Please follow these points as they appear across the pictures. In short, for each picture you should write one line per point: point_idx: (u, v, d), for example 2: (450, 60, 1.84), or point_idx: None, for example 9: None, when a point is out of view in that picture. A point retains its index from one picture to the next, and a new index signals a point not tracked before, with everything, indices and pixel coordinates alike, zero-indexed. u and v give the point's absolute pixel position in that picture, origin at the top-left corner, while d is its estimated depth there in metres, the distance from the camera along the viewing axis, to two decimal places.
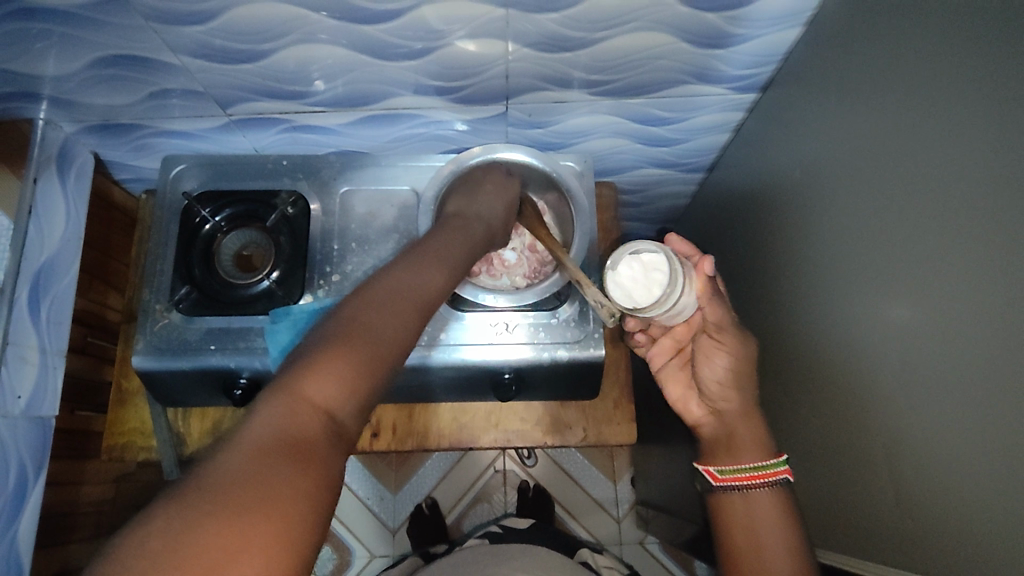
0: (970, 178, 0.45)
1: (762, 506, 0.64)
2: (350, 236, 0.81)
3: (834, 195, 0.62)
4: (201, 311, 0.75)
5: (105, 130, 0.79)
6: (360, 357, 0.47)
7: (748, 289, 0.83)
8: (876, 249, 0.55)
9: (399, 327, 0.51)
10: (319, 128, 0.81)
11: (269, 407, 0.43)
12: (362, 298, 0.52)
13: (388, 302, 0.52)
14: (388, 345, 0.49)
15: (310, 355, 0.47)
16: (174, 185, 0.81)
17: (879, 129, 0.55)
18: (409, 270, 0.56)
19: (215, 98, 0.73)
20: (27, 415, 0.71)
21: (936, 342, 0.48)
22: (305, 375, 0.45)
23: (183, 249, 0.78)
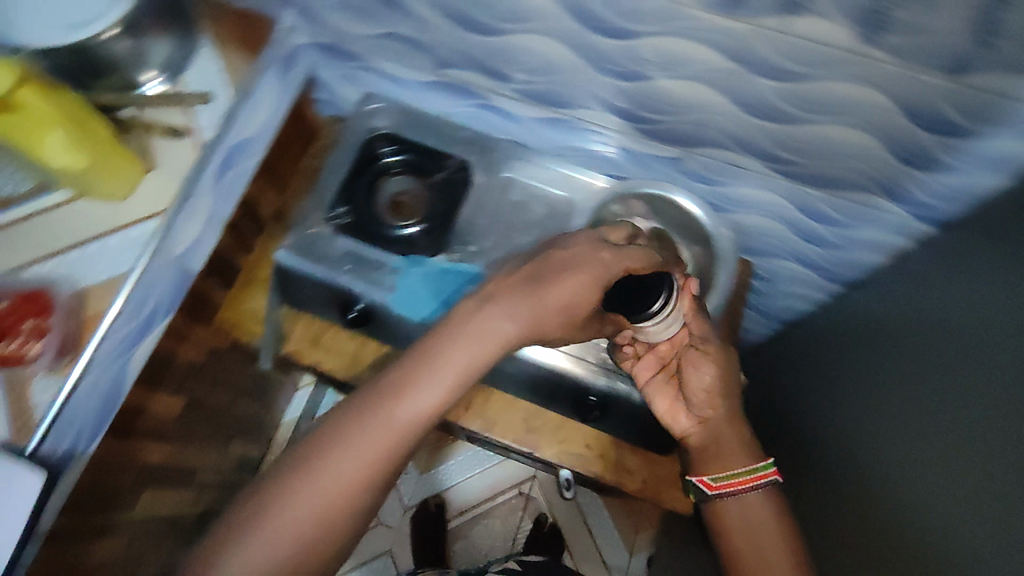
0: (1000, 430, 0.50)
1: (758, 510, 0.65)
2: (499, 217, 0.85)
3: (943, 338, 0.62)
4: (348, 234, 0.82)
5: (330, 51, 0.87)
6: (444, 386, 0.55)
7: (846, 402, 0.81)
8: (960, 386, 0.57)
9: (387, 443, 0.54)
10: (506, 113, 0.86)
11: (353, 424, 0.54)
12: (344, 430, 0.53)
13: (391, 427, 0.54)
14: (364, 468, 0.53)
15: (408, 370, 0.55)
16: (362, 119, 0.87)
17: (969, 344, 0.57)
18: (417, 398, 0.54)
19: (431, 53, 0.79)
20: (178, 263, 0.77)
21: (994, 474, 0.51)
22: (391, 402, 0.54)
23: (353, 174, 0.85)
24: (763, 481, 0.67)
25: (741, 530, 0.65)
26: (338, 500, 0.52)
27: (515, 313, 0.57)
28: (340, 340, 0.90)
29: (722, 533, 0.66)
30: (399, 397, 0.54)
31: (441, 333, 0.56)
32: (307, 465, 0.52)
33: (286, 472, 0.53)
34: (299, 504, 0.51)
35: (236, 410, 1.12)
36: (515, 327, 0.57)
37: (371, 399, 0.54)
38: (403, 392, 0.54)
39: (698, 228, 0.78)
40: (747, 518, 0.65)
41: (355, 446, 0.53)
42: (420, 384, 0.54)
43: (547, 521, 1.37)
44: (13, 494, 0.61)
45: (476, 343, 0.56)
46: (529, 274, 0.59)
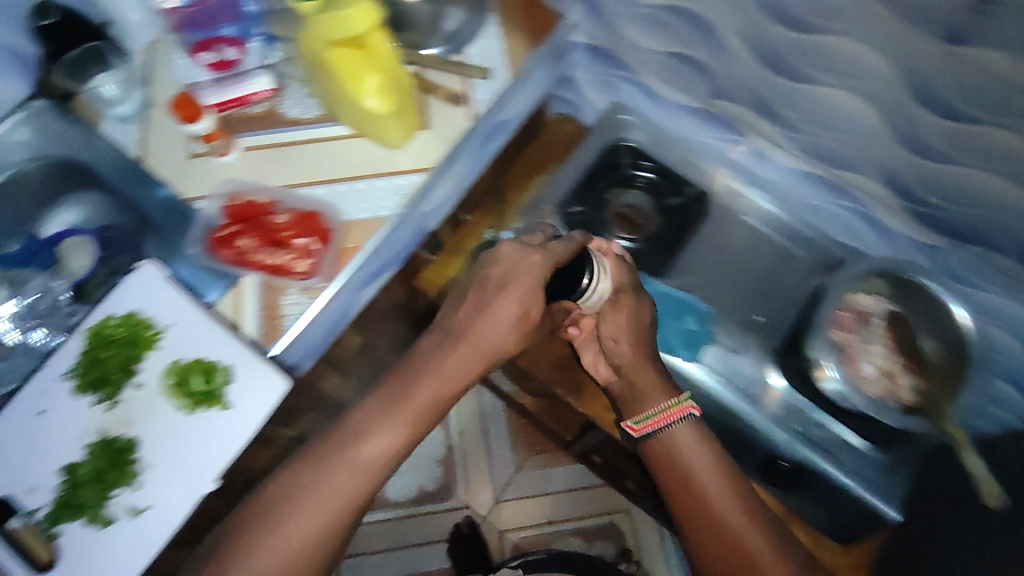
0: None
1: (692, 445, 0.64)
2: (726, 259, 0.82)
3: None
4: (571, 231, 0.83)
5: (600, 55, 0.87)
6: (395, 408, 0.60)
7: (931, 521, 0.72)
8: None
9: (335, 498, 0.57)
10: (760, 156, 0.81)
11: (315, 463, 0.58)
12: (298, 487, 0.57)
13: (335, 484, 0.57)
14: (314, 524, 0.56)
15: (359, 428, 0.59)
16: (613, 126, 0.87)
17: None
18: (350, 466, 0.58)
19: (712, 83, 0.77)
20: (423, 219, 0.79)
21: None
22: (342, 436, 0.59)
23: (592, 176, 0.85)
24: (678, 417, 0.66)
25: (668, 463, 0.64)
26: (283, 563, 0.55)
27: (489, 343, 0.63)
28: None
29: (660, 473, 0.64)
30: (355, 444, 0.59)
31: (384, 386, 0.62)
32: (258, 528, 0.56)
33: (251, 524, 0.56)
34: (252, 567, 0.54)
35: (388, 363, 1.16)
36: (487, 357, 0.63)
37: (314, 466, 0.58)
38: (357, 442, 0.59)
39: (955, 331, 0.68)
40: (683, 460, 0.63)
41: (319, 483, 0.57)
42: (371, 435, 0.59)
43: (633, 558, 1.34)
44: (253, 388, 0.64)
45: (437, 383, 0.61)
46: (463, 315, 0.64)
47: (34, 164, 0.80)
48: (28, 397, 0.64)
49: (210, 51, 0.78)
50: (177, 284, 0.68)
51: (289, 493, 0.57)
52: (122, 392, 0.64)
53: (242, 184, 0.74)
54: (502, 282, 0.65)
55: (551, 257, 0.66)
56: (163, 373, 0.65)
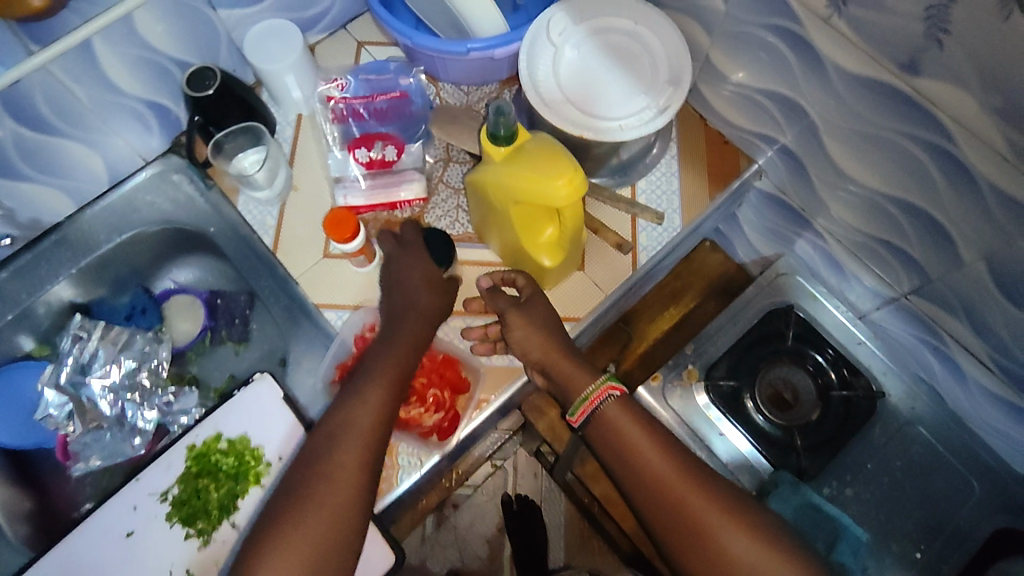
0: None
1: (622, 416, 0.58)
2: (887, 469, 0.73)
3: None
4: (716, 400, 0.76)
5: (782, 208, 0.76)
6: (392, 375, 0.57)
7: None
8: None
9: (370, 445, 0.54)
10: (956, 368, 0.69)
11: (319, 441, 0.54)
12: (324, 449, 0.54)
13: (359, 432, 0.54)
14: (352, 471, 0.53)
15: (344, 399, 0.56)
16: (776, 285, 0.79)
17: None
18: (370, 407, 0.55)
19: (924, 284, 0.66)
20: None
21: None
22: (339, 413, 0.55)
23: (748, 343, 0.77)
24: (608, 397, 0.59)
25: (618, 447, 0.58)
26: (341, 518, 0.51)
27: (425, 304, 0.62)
28: None
29: (619, 470, 0.58)
30: (348, 403, 0.56)
31: (363, 366, 0.58)
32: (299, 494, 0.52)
33: (268, 522, 0.52)
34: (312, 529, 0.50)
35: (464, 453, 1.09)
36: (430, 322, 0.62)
37: (333, 429, 0.54)
38: (349, 404, 0.55)
39: None
40: (639, 458, 0.57)
41: (325, 452, 0.54)
42: (360, 392, 0.56)
43: None
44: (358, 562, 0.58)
45: (404, 348, 0.59)
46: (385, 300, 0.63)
47: (156, 228, 0.74)
48: (117, 512, 0.59)
49: (369, 147, 0.72)
50: (292, 409, 0.62)
51: (302, 479, 0.53)
52: (217, 530, 0.58)
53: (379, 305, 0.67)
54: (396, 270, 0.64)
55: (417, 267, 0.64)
56: None
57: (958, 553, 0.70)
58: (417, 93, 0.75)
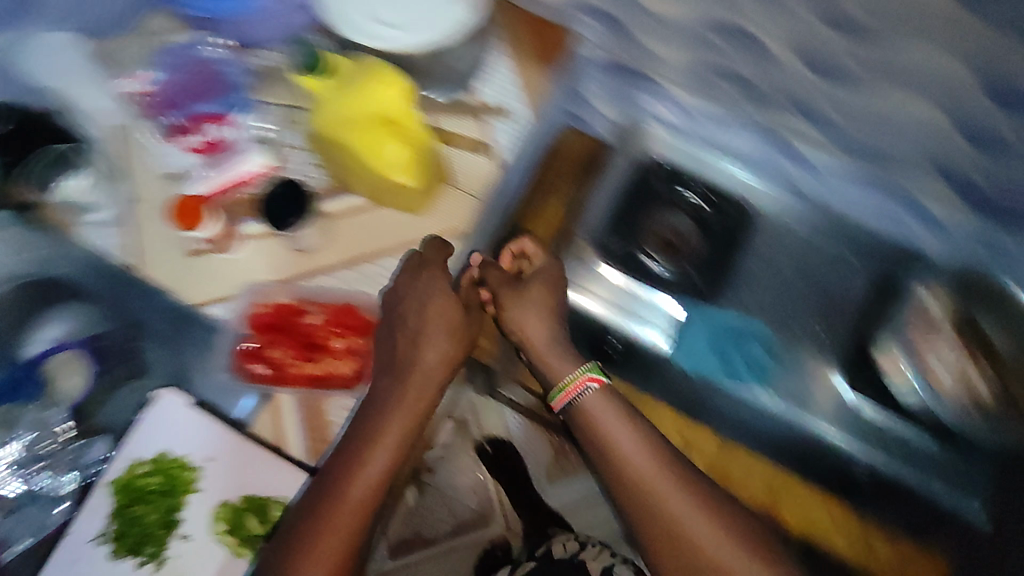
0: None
1: (604, 408, 0.62)
2: (776, 269, 0.79)
3: None
4: (608, 262, 0.79)
5: (616, 71, 0.77)
6: (387, 443, 0.56)
7: None
8: None
9: (359, 519, 0.52)
10: (807, 164, 0.74)
11: (307, 517, 0.52)
12: (356, 457, 0.55)
13: (371, 467, 0.55)
14: (370, 491, 0.54)
15: (340, 462, 0.55)
16: (635, 143, 0.81)
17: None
18: (394, 427, 0.56)
19: (754, 93, 0.71)
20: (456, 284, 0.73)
21: None
22: (337, 483, 0.54)
23: (621, 205, 0.80)
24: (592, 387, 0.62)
25: (597, 443, 0.61)
26: (352, 532, 0.52)
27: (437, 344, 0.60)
28: None
29: (598, 460, 0.61)
30: (350, 470, 0.54)
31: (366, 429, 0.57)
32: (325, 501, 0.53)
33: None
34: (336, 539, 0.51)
35: None
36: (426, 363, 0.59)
37: (326, 497, 0.53)
38: (347, 472, 0.54)
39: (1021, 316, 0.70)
40: (616, 451, 0.60)
41: (308, 528, 0.52)
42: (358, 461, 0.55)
43: None
44: None
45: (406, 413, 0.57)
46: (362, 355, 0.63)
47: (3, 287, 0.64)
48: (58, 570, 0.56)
49: (194, 134, 0.69)
50: (205, 411, 0.60)
51: (280, 561, 0.51)
52: (169, 547, 0.57)
53: (256, 285, 0.66)
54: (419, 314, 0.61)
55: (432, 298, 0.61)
56: (212, 520, 0.58)
57: (853, 318, 0.77)
58: (227, 65, 0.70)
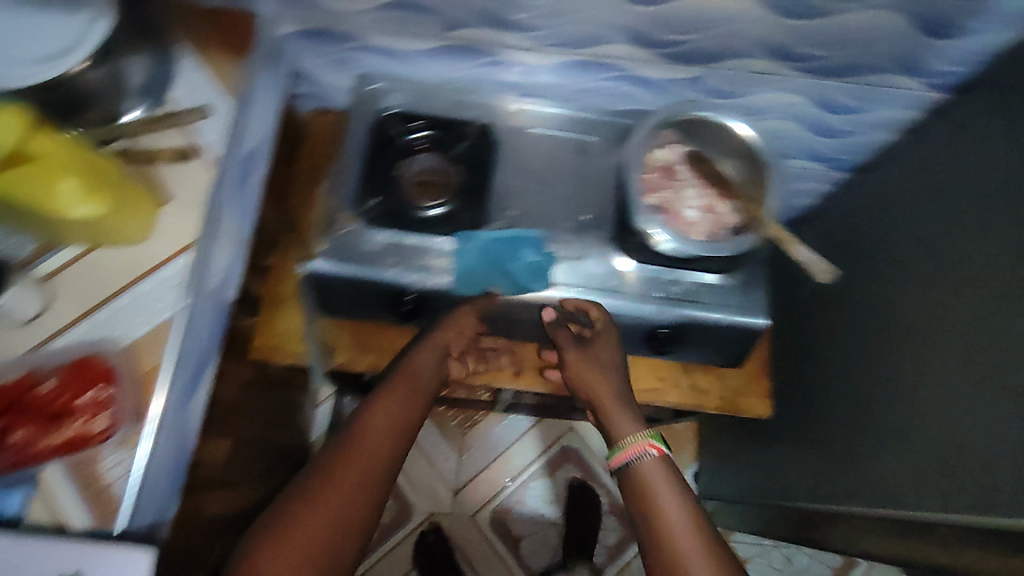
0: (993, 268, 0.59)
1: (660, 476, 0.69)
2: (532, 176, 0.81)
3: (947, 372, 0.62)
4: (382, 224, 0.76)
5: (315, 37, 0.78)
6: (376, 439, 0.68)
7: (883, 393, 0.73)
8: (937, 408, 0.63)
9: (336, 509, 0.62)
10: (522, 67, 0.81)
11: (280, 523, 0.60)
12: (308, 491, 0.62)
13: (325, 497, 0.62)
14: (374, 466, 0.66)
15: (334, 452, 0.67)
16: (367, 101, 0.80)
17: (918, 243, 0.71)
18: (383, 420, 0.69)
19: (438, 18, 0.72)
20: (216, 296, 0.70)
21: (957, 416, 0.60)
22: (336, 463, 0.65)
23: (371, 163, 0.78)
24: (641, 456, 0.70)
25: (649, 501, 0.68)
26: (340, 519, 0.62)
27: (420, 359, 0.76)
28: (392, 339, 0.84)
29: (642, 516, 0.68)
30: (342, 452, 0.66)
31: (360, 424, 0.69)
32: (333, 462, 0.65)
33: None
34: (327, 504, 0.62)
35: (273, 441, 1.07)
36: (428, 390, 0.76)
37: (318, 478, 0.64)
38: (342, 453, 0.66)
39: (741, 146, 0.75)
40: (662, 513, 0.66)
41: (287, 524, 0.60)
42: (351, 445, 0.67)
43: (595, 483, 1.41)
44: None
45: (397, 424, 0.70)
46: (336, 447, 0.67)
47: None
48: None
49: None
50: None
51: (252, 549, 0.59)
52: None
53: None
54: (361, 412, 0.71)
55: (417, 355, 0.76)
56: None
57: (610, 194, 0.81)
58: None
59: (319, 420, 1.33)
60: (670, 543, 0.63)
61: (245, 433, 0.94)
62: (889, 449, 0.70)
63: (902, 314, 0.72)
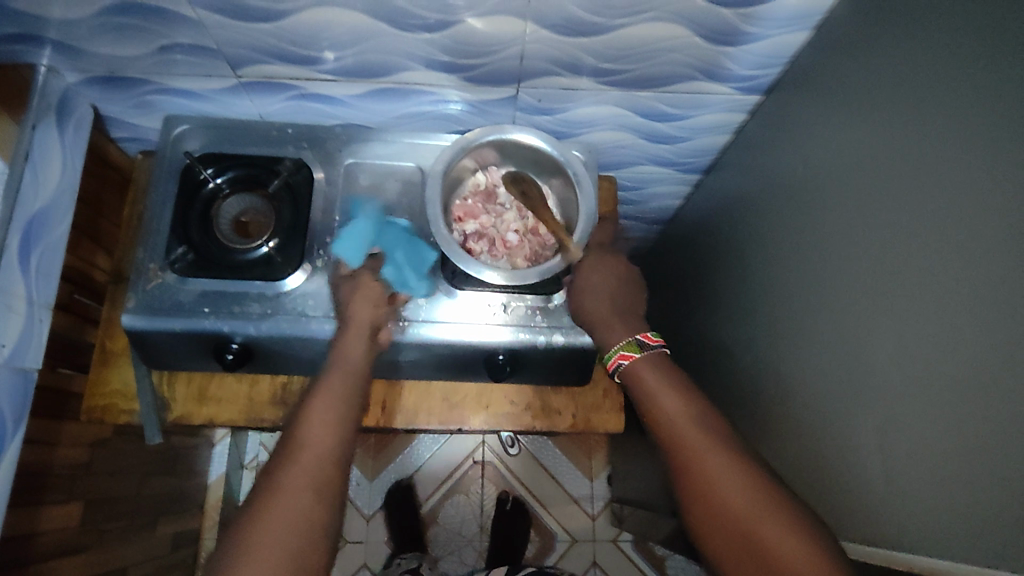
0: (894, 199, 0.55)
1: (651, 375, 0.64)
2: (353, 208, 0.80)
3: (861, 318, 0.59)
4: (195, 273, 0.74)
5: (108, 83, 0.76)
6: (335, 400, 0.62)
7: (799, 360, 0.69)
8: (857, 357, 0.59)
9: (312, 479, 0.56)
10: (329, 98, 0.79)
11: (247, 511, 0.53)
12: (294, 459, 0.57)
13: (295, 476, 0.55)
14: (327, 449, 0.58)
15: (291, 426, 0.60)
16: (175, 145, 0.79)
17: (807, 204, 0.69)
18: (324, 410, 0.61)
19: (225, 58, 0.71)
20: (10, 366, 0.68)
21: (882, 356, 0.55)
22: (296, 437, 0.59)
23: (180, 210, 0.76)
24: (628, 364, 0.65)
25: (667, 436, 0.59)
26: (338, 446, 0.59)
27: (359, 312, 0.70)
28: (229, 387, 0.82)
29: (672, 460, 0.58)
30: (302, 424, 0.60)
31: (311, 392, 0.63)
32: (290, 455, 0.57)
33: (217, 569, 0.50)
34: (294, 498, 0.54)
35: (149, 491, 1.04)
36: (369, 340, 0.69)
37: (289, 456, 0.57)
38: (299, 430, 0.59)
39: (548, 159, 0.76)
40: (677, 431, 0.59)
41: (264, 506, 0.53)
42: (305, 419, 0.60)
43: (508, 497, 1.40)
44: None
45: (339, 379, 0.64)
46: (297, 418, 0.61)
47: None
48: None
49: None
50: None
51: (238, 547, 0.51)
52: None
53: None
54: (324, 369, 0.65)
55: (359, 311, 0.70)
56: None
57: None
58: None
59: (216, 460, 1.29)
60: (712, 482, 0.55)
61: (104, 490, 0.90)
62: (814, 413, 0.65)
63: (806, 274, 0.69)
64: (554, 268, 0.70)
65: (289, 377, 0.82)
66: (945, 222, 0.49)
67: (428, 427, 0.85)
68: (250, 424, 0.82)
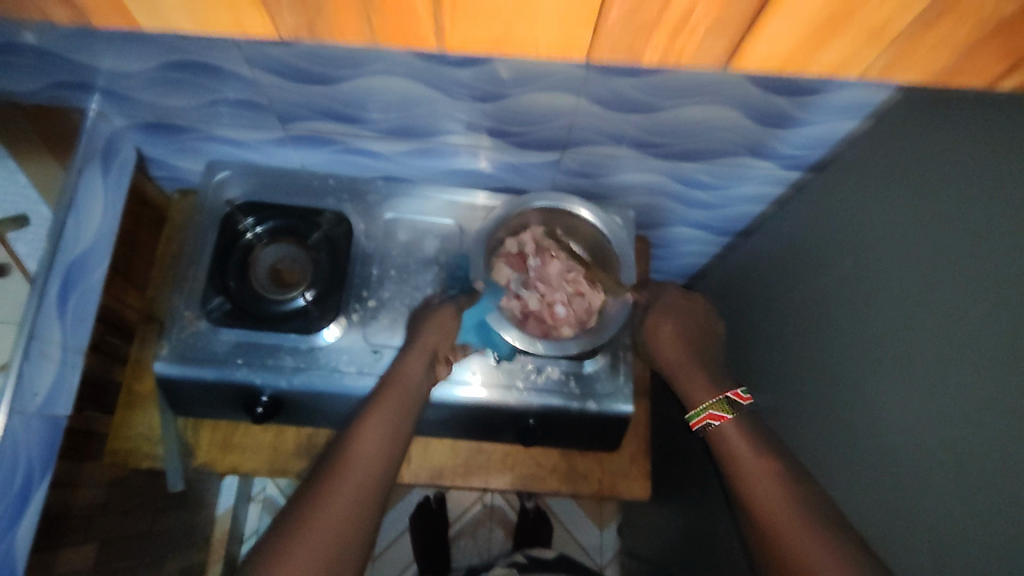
0: (916, 289, 0.55)
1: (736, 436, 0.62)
2: (390, 263, 0.79)
3: (878, 408, 0.58)
4: (231, 323, 0.74)
5: (154, 129, 0.76)
6: (393, 412, 0.61)
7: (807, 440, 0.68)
8: (869, 446, 0.58)
9: (361, 483, 0.54)
10: (372, 153, 0.79)
11: (297, 509, 0.51)
12: (344, 459, 0.56)
13: (345, 481, 0.54)
14: (375, 468, 0.56)
15: (348, 430, 0.59)
16: (216, 192, 0.79)
17: (828, 285, 0.69)
18: (377, 429, 0.59)
19: (274, 112, 0.71)
20: (42, 413, 0.67)
21: (902, 445, 0.54)
22: (351, 442, 0.57)
23: (219, 257, 0.76)
24: (719, 424, 0.64)
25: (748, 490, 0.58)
26: (387, 453, 0.58)
27: (425, 340, 0.70)
28: (253, 435, 0.82)
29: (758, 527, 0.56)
30: (357, 430, 0.58)
31: (370, 404, 0.62)
32: (337, 467, 0.55)
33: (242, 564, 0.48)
34: (335, 509, 0.52)
35: (159, 527, 1.02)
36: (426, 361, 0.69)
37: (339, 457, 0.56)
38: (355, 432, 0.58)
39: (585, 225, 0.79)
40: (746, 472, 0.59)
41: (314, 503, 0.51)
42: (365, 426, 0.59)
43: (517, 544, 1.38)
44: None
45: (397, 399, 0.63)
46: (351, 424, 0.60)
47: None
48: None
49: None
50: None
51: (280, 539, 0.49)
52: None
53: None
54: (385, 381, 0.66)
55: (428, 333, 0.71)
56: None
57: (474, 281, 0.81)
58: None
59: (225, 492, 1.28)
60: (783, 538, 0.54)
61: (118, 530, 0.89)
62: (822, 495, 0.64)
63: (817, 352, 0.69)
64: (598, 338, 0.72)
65: (315, 428, 0.82)
66: (976, 326, 0.49)
67: (453, 485, 0.84)
68: (271, 474, 0.82)
